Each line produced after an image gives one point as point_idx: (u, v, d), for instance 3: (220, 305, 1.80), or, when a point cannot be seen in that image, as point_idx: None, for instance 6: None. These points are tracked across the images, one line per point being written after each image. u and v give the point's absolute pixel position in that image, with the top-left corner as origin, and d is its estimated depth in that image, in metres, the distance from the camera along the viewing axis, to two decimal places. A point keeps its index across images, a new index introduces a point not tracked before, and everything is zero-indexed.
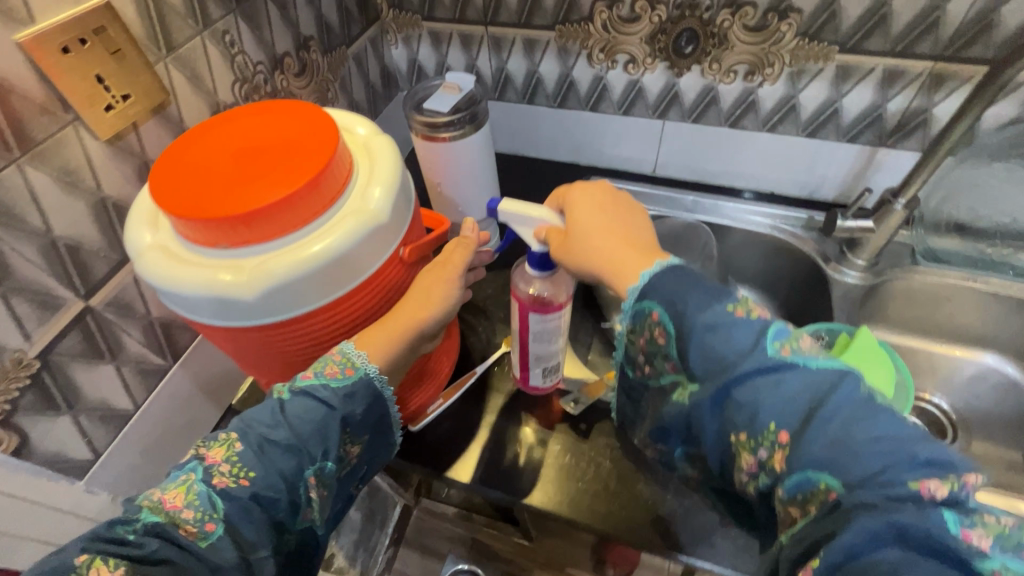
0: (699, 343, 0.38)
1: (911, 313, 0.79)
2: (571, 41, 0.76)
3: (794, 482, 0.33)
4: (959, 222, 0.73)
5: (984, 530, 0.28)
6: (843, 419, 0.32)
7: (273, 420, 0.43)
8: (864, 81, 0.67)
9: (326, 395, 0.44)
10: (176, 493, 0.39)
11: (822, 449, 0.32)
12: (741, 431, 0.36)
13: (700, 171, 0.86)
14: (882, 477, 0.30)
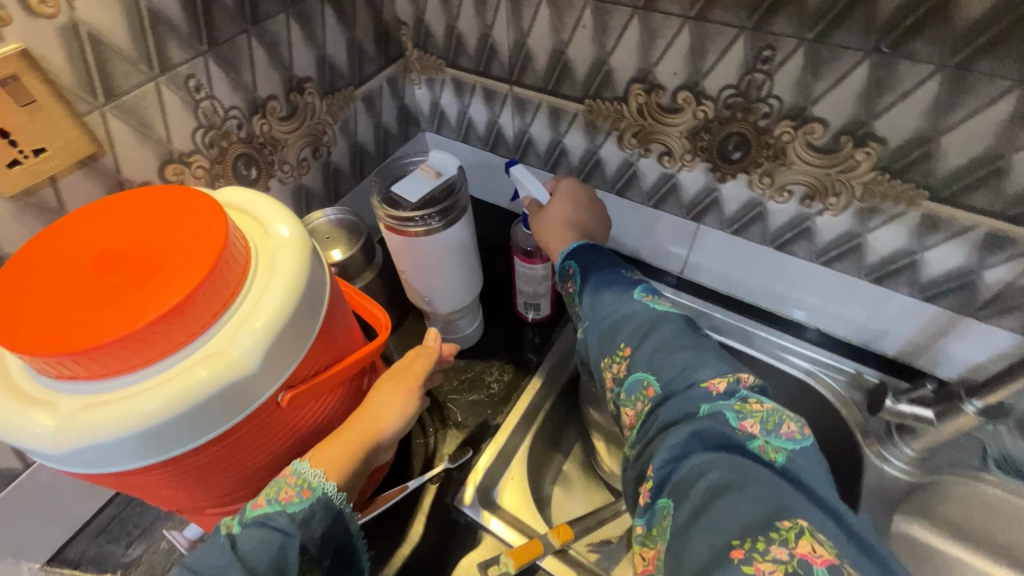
0: (594, 288, 0.50)
1: (973, 523, 0.61)
2: (600, 118, 0.65)
3: (629, 387, 0.44)
4: None
5: (752, 419, 0.37)
6: (663, 345, 0.43)
7: (224, 562, 0.36)
8: (957, 240, 0.52)
9: (280, 522, 0.38)
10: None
11: (646, 365, 0.43)
12: (603, 356, 0.47)
13: (735, 286, 0.72)
14: (682, 386, 0.40)
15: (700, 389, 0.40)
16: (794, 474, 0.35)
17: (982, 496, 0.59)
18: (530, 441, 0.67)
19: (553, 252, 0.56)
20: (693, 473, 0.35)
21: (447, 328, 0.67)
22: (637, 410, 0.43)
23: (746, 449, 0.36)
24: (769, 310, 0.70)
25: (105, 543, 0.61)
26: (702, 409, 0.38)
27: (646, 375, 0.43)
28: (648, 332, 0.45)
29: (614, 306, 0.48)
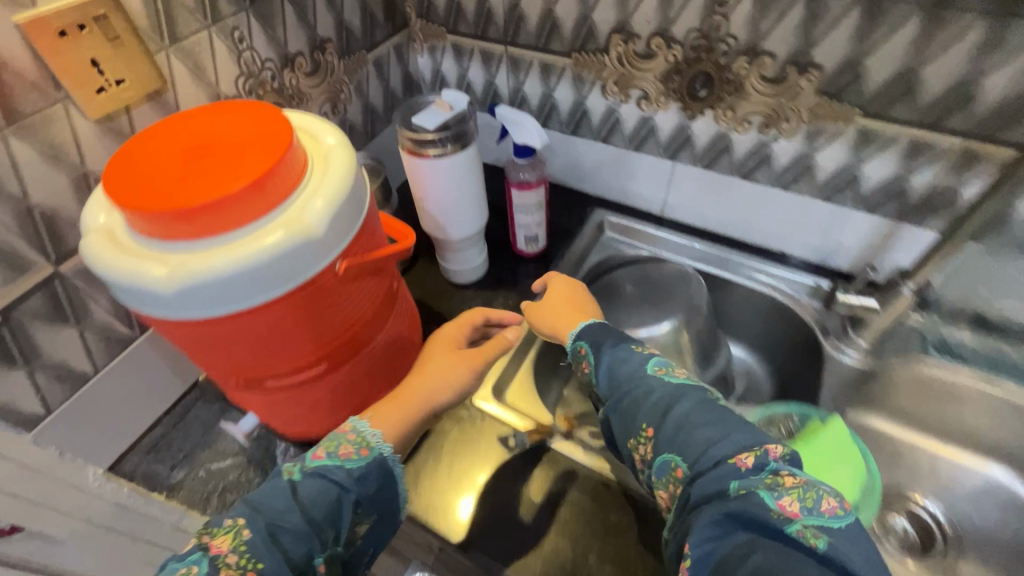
0: (608, 367, 0.52)
1: (917, 405, 0.71)
2: (586, 70, 0.74)
3: (658, 470, 0.45)
4: (982, 316, 0.66)
5: (790, 498, 0.38)
6: (683, 421, 0.45)
7: (285, 506, 0.44)
8: (887, 151, 0.62)
9: (337, 474, 0.46)
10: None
11: (670, 446, 0.44)
12: (631, 438, 0.48)
13: (709, 219, 0.81)
14: (702, 461, 0.42)
15: (729, 466, 0.40)
16: (840, 559, 0.34)
17: (924, 380, 0.68)
18: (537, 351, 0.74)
19: (564, 335, 0.59)
20: (735, 554, 0.36)
21: (456, 259, 0.75)
22: (670, 492, 0.44)
23: (784, 534, 0.36)
24: (739, 240, 0.81)
25: (154, 461, 0.68)
26: (732, 486, 0.39)
27: (671, 455, 0.44)
28: (669, 412, 0.46)
29: (631, 381, 0.50)
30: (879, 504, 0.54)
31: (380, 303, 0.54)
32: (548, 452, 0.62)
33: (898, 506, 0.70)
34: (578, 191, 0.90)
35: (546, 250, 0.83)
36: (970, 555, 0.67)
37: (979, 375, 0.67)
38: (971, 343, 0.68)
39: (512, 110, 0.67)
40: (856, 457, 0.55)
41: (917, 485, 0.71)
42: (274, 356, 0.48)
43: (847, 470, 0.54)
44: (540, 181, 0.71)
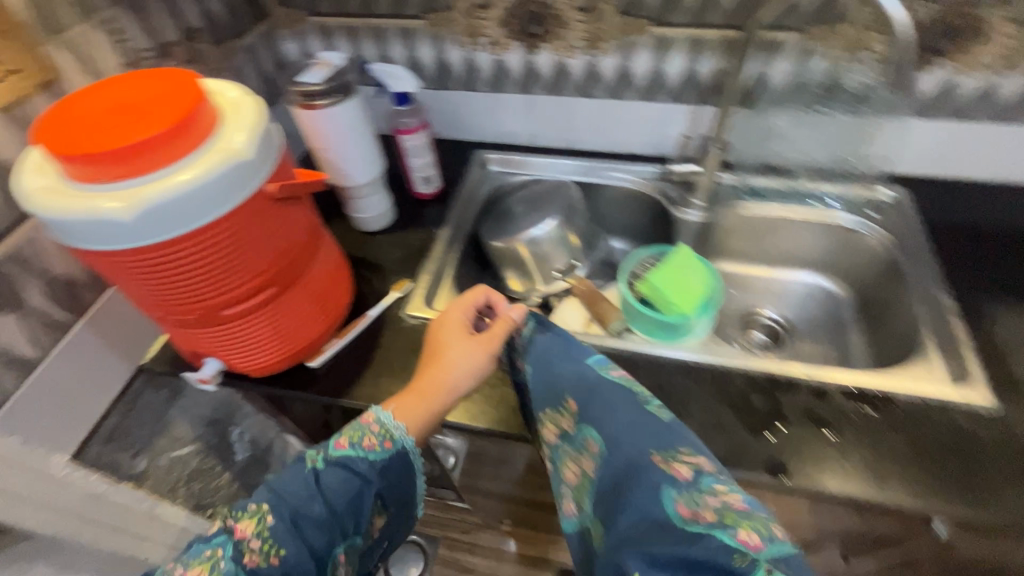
0: (545, 370, 0.56)
1: (749, 243, 0.93)
2: (440, 28, 0.87)
3: (577, 440, 0.53)
4: (770, 163, 0.89)
5: (744, 533, 0.40)
6: (601, 407, 0.51)
7: (309, 494, 0.52)
8: (677, 49, 0.82)
9: (360, 465, 0.55)
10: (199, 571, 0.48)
11: (591, 424, 0.51)
12: (550, 404, 0.56)
13: (571, 139, 0.98)
14: (613, 447, 0.49)
15: (663, 476, 0.45)
16: None
17: (748, 220, 0.90)
18: (454, 269, 0.85)
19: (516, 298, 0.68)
20: None
21: (364, 206, 0.85)
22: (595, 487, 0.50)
23: None
24: (597, 151, 0.98)
25: (114, 450, 0.71)
26: (665, 496, 0.44)
27: (591, 432, 0.51)
28: (593, 393, 0.53)
29: (566, 380, 0.55)
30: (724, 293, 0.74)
31: (307, 238, 0.63)
32: None
33: (751, 319, 0.92)
34: (460, 140, 1.03)
35: (442, 191, 0.95)
36: (803, 338, 0.90)
37: (783, 206, 0.88)
38: (770, 185, 0.89)
39: (387, 66, 0.81)
40: (701, 268, 0.74)
41: (760, 302, 0.94)
42: (220, 287, 0.55)
43: (698, 278, 0.72)
44: (421, 125, 0.83)
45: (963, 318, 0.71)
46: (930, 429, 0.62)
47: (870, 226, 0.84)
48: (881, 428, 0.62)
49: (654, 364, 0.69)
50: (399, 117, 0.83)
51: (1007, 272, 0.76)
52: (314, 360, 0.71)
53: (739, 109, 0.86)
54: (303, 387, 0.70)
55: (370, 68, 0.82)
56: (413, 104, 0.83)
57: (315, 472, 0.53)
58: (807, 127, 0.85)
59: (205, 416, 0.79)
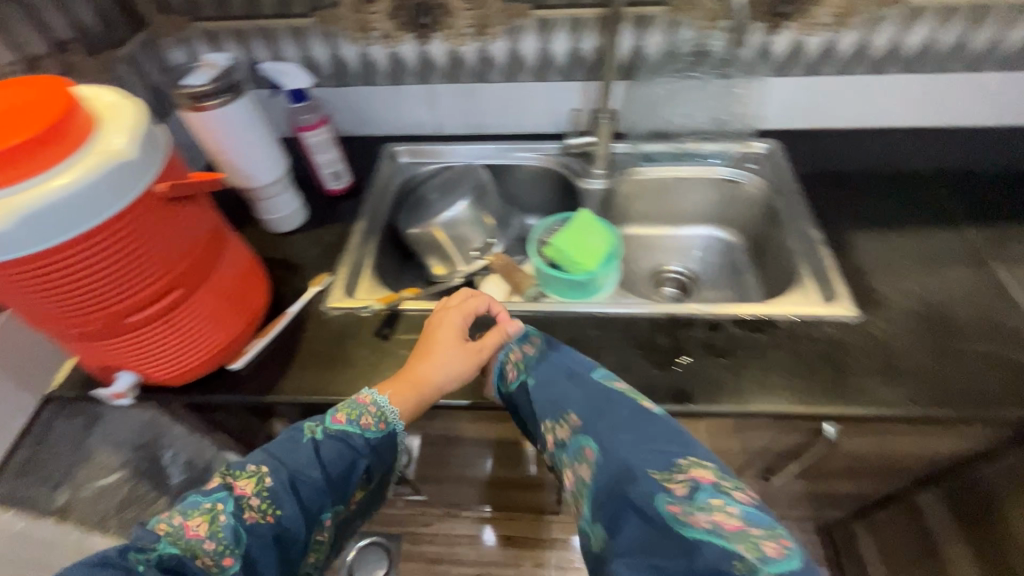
0: (550, 381, 0.62)
1: (650, 206, 1.00)
2: (330, 25, 0.88)
3: (575, 449, 0.57)
4: (658, 129, 0.97)
5: (736, 534, 0.44)
6: (602, 423, 0.57)
7: (309, 462, 0.55)
8: (558, 29, 0.87)
9: (357, 440, 0.58)
10: (201, 521, 0.49)
11: (589, 435, 0.57)
12: (552, 418, 0.61)
13: (475, 125, 1.01)
14: (609, 456, 0.54)
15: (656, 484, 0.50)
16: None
17: (646, 184, 0.97)
18: (373, 260, 0.87)
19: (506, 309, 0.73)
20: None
21: (273, 207, 0.85)
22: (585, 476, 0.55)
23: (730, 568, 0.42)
24: (502, 133, 1.02)
25: (27, 485, 0.68)
26: (658, 501, 0.48)
27: (588, 441, 0.57)
28: (593, 409, 0.58)
29: (568, 391, 0.60)
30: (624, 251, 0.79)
31: (211, 238, 0.63)
32: (404, 316, 0.77)
33: (661, 276, 0.99)
34: (367, 136, 1.04)
35: (354, 186, 0.95)
36: (707, 287, 0.97)
37: (675, 168, 0.95)
38: (661, 149, 0.96)
39: (278, 65, 0.81)
40: (602, 228, 0.79)
41: (667, 260, 1.01)
42: (120, 298, 0.55)
43: (599, 238, 0.77)
44: (321, 121, 0.84)
45: (828, 246, 0.80)
46: (806, 343, 0.70)
47: (746, 175, 0.94)
48: (768, 350, 0.70)
49: (569, 321, 0.74)
50: (298, 115, 0.84)
51: (862, 204, 0.87)
52: (236, 363, 0.71)
53: (622, 81, 0.93)
54: (227, 391, 0.70)
55: (260, 68, 0.82)
56: (309, 100, 0.84)
57: (314, 441, 0.56)
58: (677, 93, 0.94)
59: (131, 440, 0.75)
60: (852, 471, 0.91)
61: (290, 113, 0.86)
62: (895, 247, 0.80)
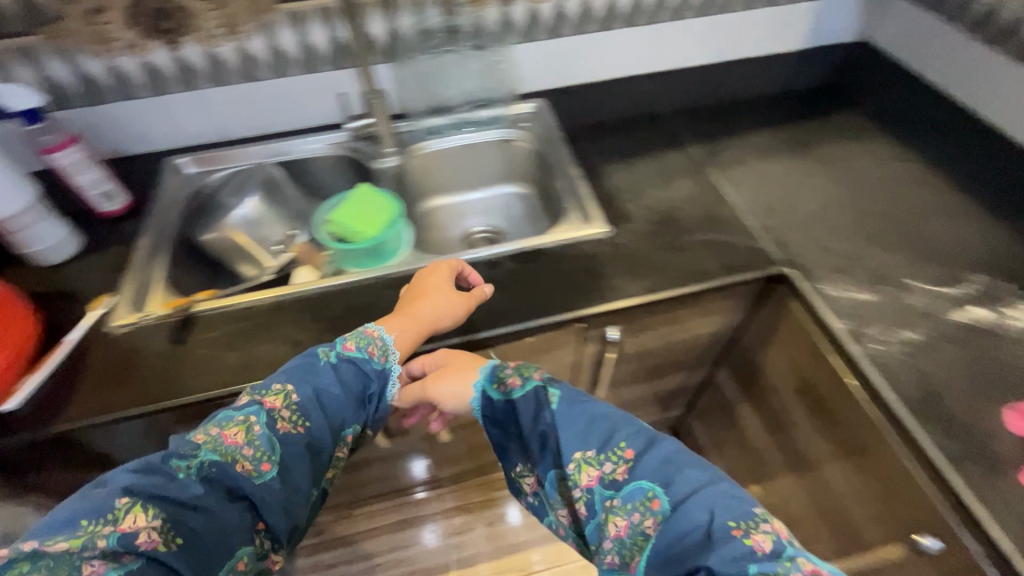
0: (583, 409, 0.58)
1: (446, 176, 1.08)
2: (60, 42, 0.83)
3: (629, 494, 0.51)
4: (435, 105, 1.05)
5: None
6: (666, 464, 0.52)
7: (331, 380, 0.59)
8: (311, 20, 0.91)
9: (370, 364, 0.62)
10: (238, 431, 0.52)
11: (650, 477, 0.52)
12: (596, 453, 0.55)
13: (259, 125, 1.02)
14: (684, 512, 0.49)
15: (745, 546, 0.45)
16: None
17: (435, 156, 1.05)
18: (164, 272, 0.85)
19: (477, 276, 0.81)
20: None
21: (31, 239, 0.79)
22: (637, 514, 0.50)
23: None
24: (289, 129, 1.03)
25: None
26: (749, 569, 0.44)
27: (648, 486, 0.51)
28: (650, 448, 0.54)
29: (599, 426, 0.56)
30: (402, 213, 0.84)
31: None
32: (199, 317, 0.77)
33: (469, 238, 1.07)
34: (144, 153, 1.00)
35: (135, 204, 0.92)
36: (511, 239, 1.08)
37: (458, 137, 1.04)
38: (442, 121, 1.05)
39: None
40: (378, 197, 0.85)
41: (475, 223, 1.10)
42: None
43: (375, 207, 0.83)
44: (69, 139, 0.81)
45: (585, 179, 0.94)
46: (568, 261, 0.82)
47: (517, 133, 1.05)
48: (540, 275, 0.80)
49: (365, 286, 0.80)
50: (41, 138, 0.81)
51: (613, 142, 1.02)
52: (8, 403, 0.67)
53: (389, 63, 0.99)
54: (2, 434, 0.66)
55: None
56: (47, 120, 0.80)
57: (331, 364, 0.60)
58: (442, 65, 1.01)
59: None
60: (655, 364, 1.07)
61: (34, 137, 0.82)
62: (637, 171, 0.95)
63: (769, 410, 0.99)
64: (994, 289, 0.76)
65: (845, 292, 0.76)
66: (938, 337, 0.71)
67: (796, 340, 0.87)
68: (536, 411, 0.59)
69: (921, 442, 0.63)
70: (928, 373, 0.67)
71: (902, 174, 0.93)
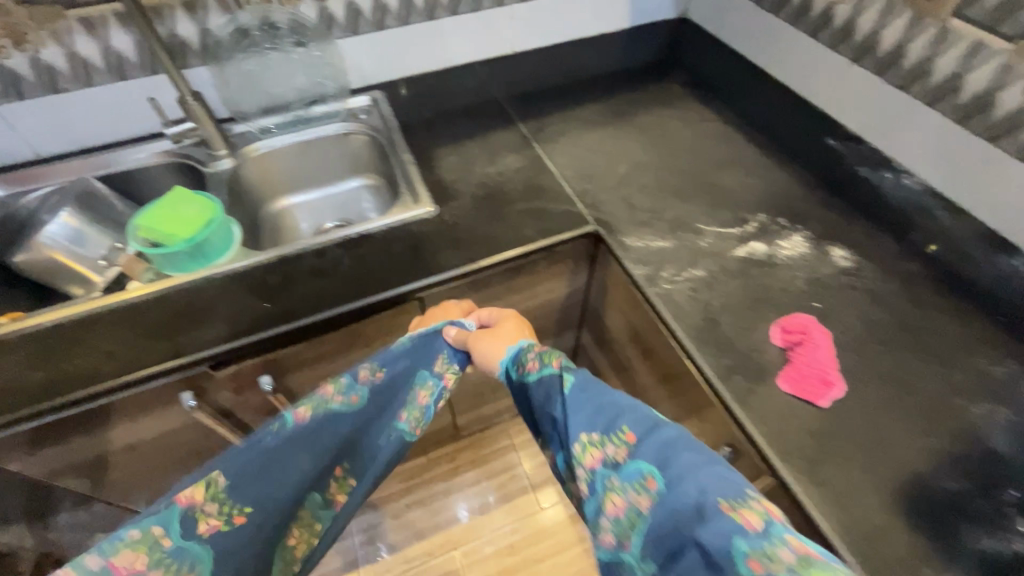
0: (595, 392, 0.61)
1: (292, 175, 1.09)
2: None
3: (627, 475, 0.53)
4: (267, 106, 1.07)
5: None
6: (664, 448, 0.53)
7: (385, 366, 0.72)
8: (107, 25, 0.88)
9: (415, 345, 0.74)
10: (305, 408, 0.66)
11: (648, 459, 0.53)
12: (601, 435, 0.57)
13: (78, 139, 0.98)
14: (677, 490, 0.49)
15: (734, 523, 0.44)
16: None
17: (276, 154, 1.05)
18: None
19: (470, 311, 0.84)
20: None
21: None
22: (634, 494, 0.52)
23: None
24: (114, 140, 1.00)
25: None
26: (735, 545, 0.43)
27: (645, 466, 0.52)
28: (651, 431, 0.55)
29: (609, 406, 0.59)
30: (221, 212, 0.84)
31: None
32: (7, 341, 0.74)
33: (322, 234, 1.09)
34: None
35: None
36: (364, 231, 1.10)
37: (295, 133, 1.05)
38: (276, 120, 1.06)
39: None
40: (197, 200, 0.84)
41: (330, 219, 1.11)
42: None
43: (191, 208, 0.83)
44: None
45: (416, 165, 0.97)
46: (395, 242, 0.85)
47: (354, 125, 1.07)
48: (367, 258, 0.83)
49: (189, 288, 0.79)
50: None
51: (448, 127, 1.06)
52: None
53: (208, 66, 0.98)
54: None
55: None
56: None
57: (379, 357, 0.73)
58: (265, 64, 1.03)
59: None
60: None
61: None
62: (468, 153, 0.99)
63: (620, 362, 1.07)
64: (769, 226, 0.85)
65: (645, 241, 0.84)
66: (719, 272, 0.79)
67: (623, 295, 0.94)
68: (551, 396, 0.63)
69: (697, 364, 0.70)
70: (708, 304, 0.75)
71: (707, 134, 1.03)
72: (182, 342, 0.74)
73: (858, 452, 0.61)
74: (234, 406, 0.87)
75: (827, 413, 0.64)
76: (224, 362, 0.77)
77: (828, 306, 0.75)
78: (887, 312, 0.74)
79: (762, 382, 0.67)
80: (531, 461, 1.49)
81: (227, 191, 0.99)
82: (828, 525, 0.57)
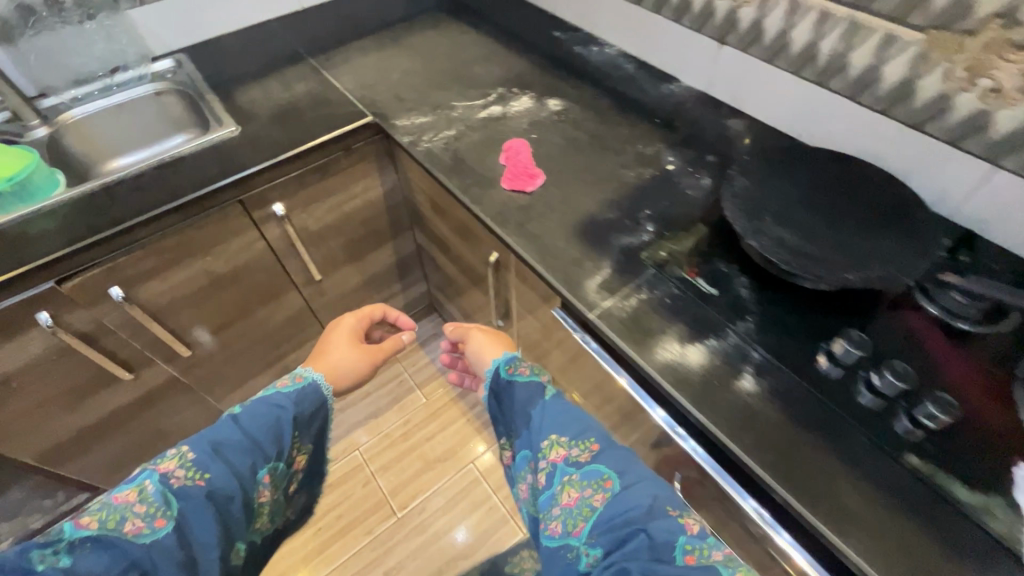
0: (570, 407, 0.66)
1: (114, 136, 1.22)
2: None
3: (587, 474, 0.57)
4: (74, 79, 1.18)
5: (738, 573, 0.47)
6: (624, 460, 0.58)
7: (231, 429, 0.61)
8: None
9: (280, 397, 0.67)
10: (129, 493, 0.54)
11: (609, 464, 0.57)
12: (569, 439, 0.61)
13: None
14: (631, 491, 0.54)
15: (678, 523, 0.50)
16: None
17: (92, 119, 1.17)
18: None
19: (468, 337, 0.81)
20: None
21: None
22: (591, 493, 0.56)
23: None
24: None
25: None
26: (678, 540, 0.49)
27: (605, 470, 0.57)
28: (616, 444, 0.60)
29: (576, 416, 0.64)
30: (34, 152, 0.98)
31: None
32: None
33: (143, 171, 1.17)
34: None
35: None
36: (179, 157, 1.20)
37: (105, 98, 1.18)
38: (84, 90, 1.18)
39: None
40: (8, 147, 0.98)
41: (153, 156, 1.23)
42: None
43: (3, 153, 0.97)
44: None
45: (221, 104, 1.14)
46: (208, 159, 1.03)
47: (160, 81, 1.21)
48: (184, 175, 1.00)
49: (26, 218, 0.93)
50: None
51: (249, 73, 1.23)
52: None
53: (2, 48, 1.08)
54: None
55: None
56: None
57: (232, 417, 0.63)
58: (62, 42, 1.15)
59: None
60: (356, 241, 1.33)
61: None
62: (266, 88, 1.18)
63: (440, 240, 1.32)
64: (506, 95, 1.12)
65: (412, 119, 1.07)
66: (467, 129, 1.04)
67: (417, 177, 1.17)
68: (526, 403, 0.68)
69: (449, 189, 0.95)
70: (457, 150, 1.00)
71: (464, 43, 1.28)
72: (24, 257, 0.88)
73: (552, 213, 0.88)
74: (93, 328, 1.00)
75: (534, 195, 0.91)
76: (67, 275, 0.91)
77: (544, 135, 1.03)
78: (583, 132, 1.03)
79: (492, 187, 0.93)
80: (414, 367, 1.70)
81: (49, 155, 1.11)
82: (530, 257, 0.83)
